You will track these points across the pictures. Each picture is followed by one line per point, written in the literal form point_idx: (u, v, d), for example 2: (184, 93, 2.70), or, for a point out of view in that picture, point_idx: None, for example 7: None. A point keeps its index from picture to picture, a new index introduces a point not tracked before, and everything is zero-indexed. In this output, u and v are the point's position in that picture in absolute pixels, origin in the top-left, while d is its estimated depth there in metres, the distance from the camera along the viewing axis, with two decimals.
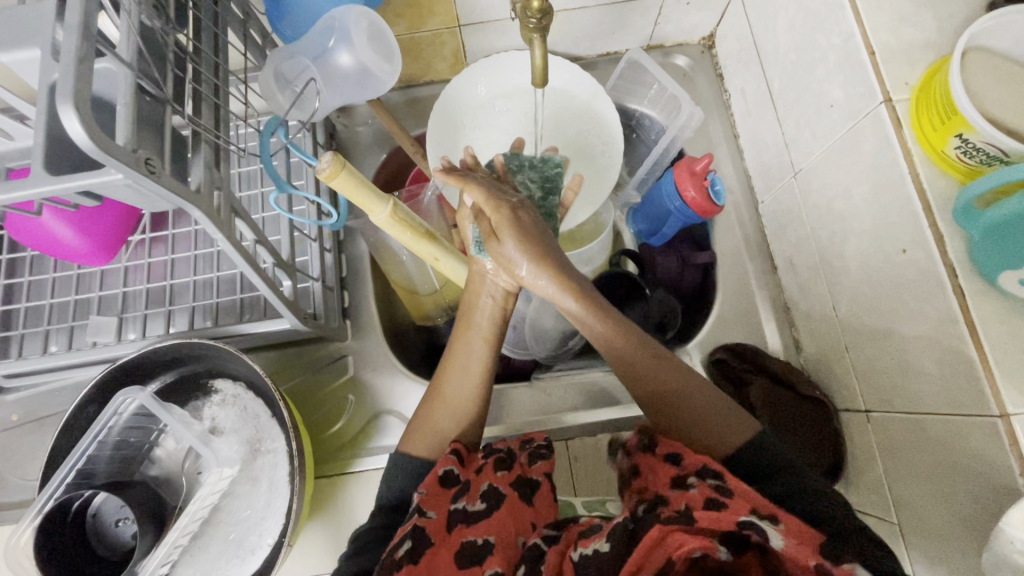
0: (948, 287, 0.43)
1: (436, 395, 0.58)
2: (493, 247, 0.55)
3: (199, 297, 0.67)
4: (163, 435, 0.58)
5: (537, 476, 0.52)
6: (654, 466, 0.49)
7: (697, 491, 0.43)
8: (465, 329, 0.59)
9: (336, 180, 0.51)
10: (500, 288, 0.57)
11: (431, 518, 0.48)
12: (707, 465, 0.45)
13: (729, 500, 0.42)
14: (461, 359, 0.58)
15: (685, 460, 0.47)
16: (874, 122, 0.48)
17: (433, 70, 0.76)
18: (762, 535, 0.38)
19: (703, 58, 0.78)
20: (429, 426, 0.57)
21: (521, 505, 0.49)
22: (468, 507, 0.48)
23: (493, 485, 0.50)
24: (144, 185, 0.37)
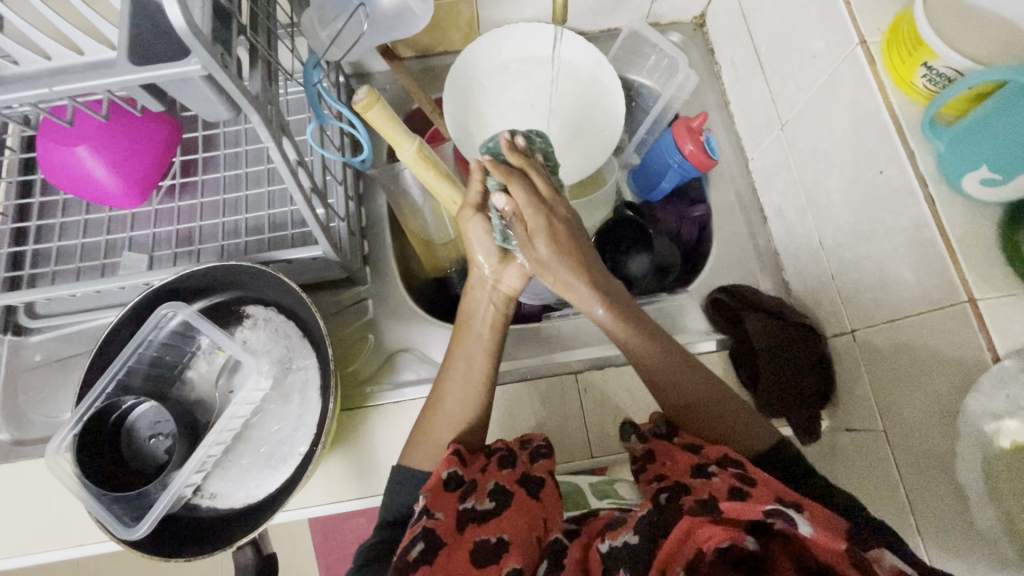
0: (919, 196, 0.49)
1: (435, 405, 0.59)
2: (489, 250, 0.58)
3: (226, 239, 0.70)
4: (195, 357, 0.60)
5: (541, 474, 0.53)
6: (672, 452, 0.52)
7: (720, 479, 0.46)
8: (466, 335, 0.60)
9: (371, 110, 0.56)
10: (499, 293, 0.59)
11: (439, 519, 0.47)
12: (727, 455, 0.49)
13: (753, 488, 0.43)
14: (462, 365, 0.59)
15: (706, 449, 0.51)
16: (851, 63, 0.55)
17: (448, 39, 0.82)
18: (789, 522, 0.38)
19: (695, 35, 0.86)
20: (431, 436, 0.57)
21: (530, 502, 0.50)
22: (478, 506, 0.49)
23: (499, 484, 0.51)
24: (215, 80, 0.41)
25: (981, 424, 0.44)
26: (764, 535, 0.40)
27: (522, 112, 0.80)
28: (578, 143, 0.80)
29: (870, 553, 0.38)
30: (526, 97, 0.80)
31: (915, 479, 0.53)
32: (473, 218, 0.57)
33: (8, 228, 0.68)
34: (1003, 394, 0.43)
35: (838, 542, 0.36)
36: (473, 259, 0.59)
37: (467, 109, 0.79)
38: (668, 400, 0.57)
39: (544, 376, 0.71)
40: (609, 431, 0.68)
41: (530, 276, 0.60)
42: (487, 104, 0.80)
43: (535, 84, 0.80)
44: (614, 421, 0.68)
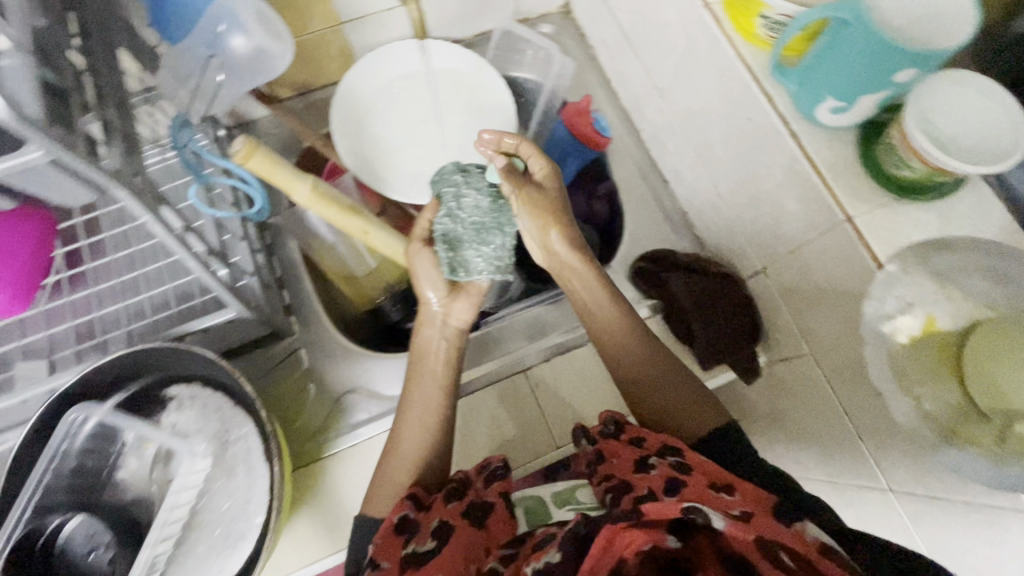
0: (785, 134, 0.53)
1: (395, 441, 0.59)
2: (436, 285, 0.61)
3: (134, 323, 0.66)
4: (123, 456, 0.56)
5: (490, 498, 0.53)
6: (618, 449, 0.54)
7: (658, 472, 0.48)
8: (417, 371, 0.62)
9: (251, 159, 0.54)
10: (449, 327, 0.62)
11: (385, 568, 0.47)
12: (666, 444, 0.52)
13: (688, 479, 0.46)
14: (419, 403, 0.60)
15: (647, 441, 0.53)
16: (702, 24, 0.59)
17: (324, 71, 0.80)
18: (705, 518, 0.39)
19: (566, 22, 0.88)
20: (389, 480, 0.57)
21: (472, 532, 0.49)
22: (420, 547, 0.48)
23: (442, 520, 0.50)
24: (64, 165, 0.38)
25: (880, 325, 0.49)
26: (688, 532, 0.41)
27: (416, 128, 0.80)
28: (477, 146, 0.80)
29: (796, 528, 0.40)
30: (415, 111, 0.80)
31: (843, 391, 0.57)
32: (421, 250, 0.62)
33: None
34: (892, 295, 0.48)
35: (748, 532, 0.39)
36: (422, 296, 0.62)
37: (359, 136, 0.78)
38: (627, 375, 0.62)
39: (496, 379, 0.71)
40: (568, 419, 0.69)
41: (478, 305, 0.63)
42: (378, 126, 0.79)
43: (422, 98, 0.80)
44: (572, 408, 0.69)
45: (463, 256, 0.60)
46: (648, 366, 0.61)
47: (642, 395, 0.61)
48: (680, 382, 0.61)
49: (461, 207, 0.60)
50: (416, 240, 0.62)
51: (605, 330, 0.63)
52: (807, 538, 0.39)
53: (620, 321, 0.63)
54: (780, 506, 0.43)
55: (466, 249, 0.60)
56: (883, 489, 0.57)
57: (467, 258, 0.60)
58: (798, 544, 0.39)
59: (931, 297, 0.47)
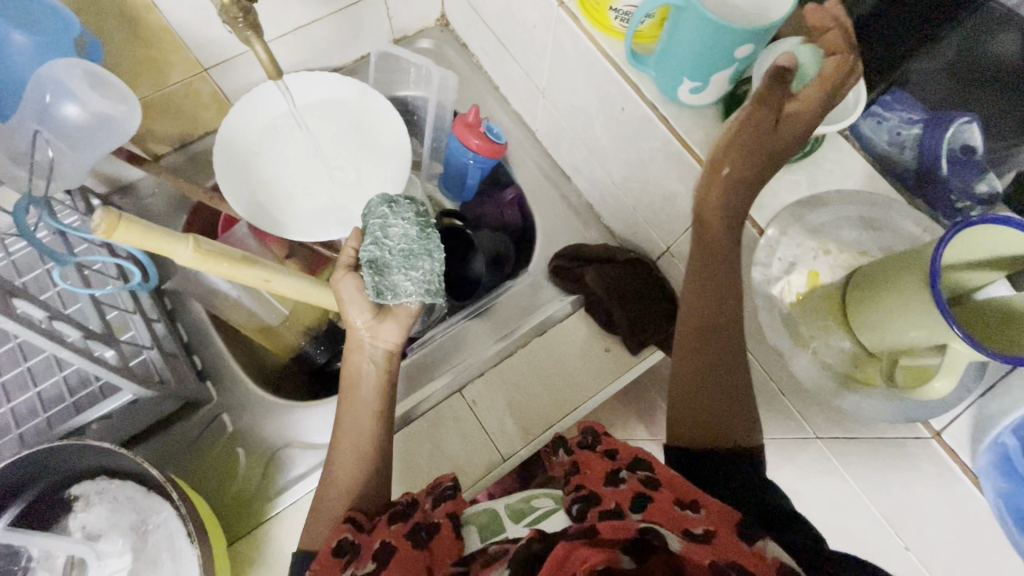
0: (655, 119, 0.55)
1: (330, 474, 0.55)
2: (356, 307, 0.56)
3: (24, 423, 0.59)
4: (30, 572, 0.52)
5: (438, 518, 0.49)
6: (591, 461, 0.49)
7: (627, 487, 0.44)
8: (350, 400, 0.57)
9: (115, 233, 0.50)
10: (378, 349, 0.57)
11: None
12: (638, 455, 0.48)
13: (656, 495, 0.43)
14: (351, 433, 0.56)
15: (621, 454, 0.49)
16: (562, 23, 0.59)
17: (199, 120, 0.76)
18: (659, 537, 0.38)
19: (445, 34, 0.88)
20: (321, 513, 0.53)
21: (413, 553, 0.45)
22: (358, 572, 0.44)
23: (385, 541, 0.46)
24: None
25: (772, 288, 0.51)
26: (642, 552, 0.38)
27: (308, 162, 0.77)
28: (374, 170, 0.78)
29: (757, 546, 0.38)
30: (305, 146, 0.77)
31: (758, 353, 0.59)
32: (346, 276, 0.57)
33: None
34: (776, 258, 0.50)
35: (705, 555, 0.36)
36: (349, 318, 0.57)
37: (248, 179, 0.74)
38: (703, 338, 0.50)
39: (433, 403, 0.69)
40: (511, 430, 0.68)
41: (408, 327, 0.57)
42: (267, 167, 0.76)
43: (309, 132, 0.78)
44: (512, 417, 0.68)
45: (392, 278, 0.55)
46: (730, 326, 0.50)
47: (714, 375, 0.50)
48: (731, 381, 0.50)
49: (388, 236, 0.57)
50: (341, 268, 0.57)
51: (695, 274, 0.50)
52: (768, 558, 0.37)
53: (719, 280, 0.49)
54: (745, 523, 0.40)
55: (393, 271, 0.56)
56: (811, 437, 0.59)
57: (396, 281, 0.55)
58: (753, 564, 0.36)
59: (811, 253, 0.49)
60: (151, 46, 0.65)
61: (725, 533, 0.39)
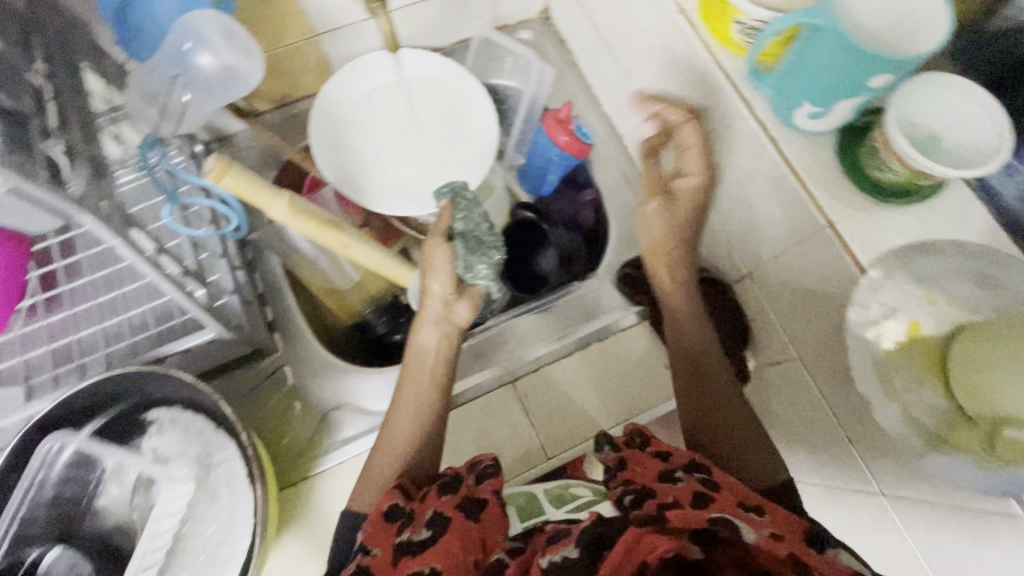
0: (764, 140, 0.53)
1: (381, 437, 0.59)
2: (443, 278, 0.60)
3: (112, 344, 0.64)
4: (103, 484, 0.55)
5: (485, 494, 0.49)
6: (642, 461, 0.52)
7: (685, 484, 0.47)
8: (410, 368, 0.61)
9: (224, 177, 0.53)
10: (449, 324, 0.61)
11: (375, 555, 0.45)
12: (693, 461, 0.51)
13: (716, 496, 0.45)
14: (406, 398, 0.59)
15: (674, 457, 0.52)
16: (678, 31, 0.58)
17: (302, 83, 0.79)
18: (734, 530, 0.39)
19: (545, 28, 0.88)
20: (371, 475, 0.56)
21: (467, 525, 0.46)
22: (414, 537, 0.46)
23: (437, 511, 0.47)
24: (22, 191, 0.37)
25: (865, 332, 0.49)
26: (710, 543, 0.38)
27: (399, 138, 0.79)
28: (460, 155, 0.78)
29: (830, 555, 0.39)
30: (396, 121, 0.79)
31: (830, 393, 0.57)
32: (437, 244, 0.60)
33: None
34: (876, 302, 0.48)
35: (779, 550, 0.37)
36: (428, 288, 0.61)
37: (340, 147, 0.77)
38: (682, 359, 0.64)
39: (487, 391, 0.70)
40: (558, 431, 0.68)
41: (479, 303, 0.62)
42: (359, 137, 0.78)
43: (402, 108, 0.79)
44: (563, 418, 0.68)
45: (472, 258, 0.59)
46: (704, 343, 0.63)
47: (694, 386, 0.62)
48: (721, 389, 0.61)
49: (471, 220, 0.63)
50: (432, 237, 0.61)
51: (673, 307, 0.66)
52: (838, 562, 0.38)
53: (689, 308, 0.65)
54: (814, 533, 0.43)
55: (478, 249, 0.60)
56: (874, 492, 0.57)
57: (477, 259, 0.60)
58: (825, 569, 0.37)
59: (913, 301, 0.47)
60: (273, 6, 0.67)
61: (790, 536, 0.41)
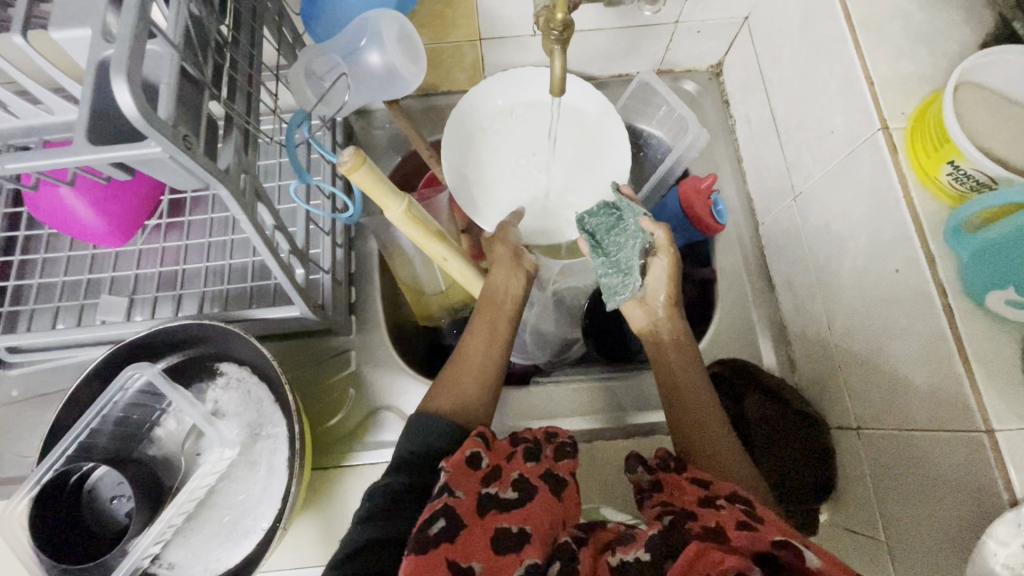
0: (937, 305, 0.45)
1: (458, 367, 0.57)
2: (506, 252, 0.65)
3: (210, 283, 0.68)
4: (165, 415, 0.58)
5: (563, 473, 0.48)
6: (680, 484, 0.50)
7: (727, 512, 0.43)
8: (486, 308, 0.61)
9: (356, 173, 0.52)
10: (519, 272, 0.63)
11: (460, 498, 0.44)
12: (737, 492, 0.46)
13: (761, 525, 0.41)
14: (483, 334, 0.59)
15: (715, 484, 0.48)
16: (871, 147, 0.51)
17: (451, 80, 0.79)
18: (796, 556, 0.36)
19: (711, 84, 0.82)
20: (451, 394, 0.55)
21: (552, 500, 0.45)
22: (499, 494, 0.45)
23: (522, 475, 0.46)
24: (181, 161, 0.38)
25: None
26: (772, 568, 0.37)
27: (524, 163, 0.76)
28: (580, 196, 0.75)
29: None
30: (530, 142, 0.76)
31: None
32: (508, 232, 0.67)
33: None
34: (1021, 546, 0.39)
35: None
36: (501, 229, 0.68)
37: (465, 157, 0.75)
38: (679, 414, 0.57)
39: None
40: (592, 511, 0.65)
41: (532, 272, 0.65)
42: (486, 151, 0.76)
43: (540, 130, 0.76)
44: (598, 496, 0.65)
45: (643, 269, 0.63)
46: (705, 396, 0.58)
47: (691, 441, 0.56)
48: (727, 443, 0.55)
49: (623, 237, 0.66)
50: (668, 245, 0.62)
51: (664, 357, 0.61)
52: None
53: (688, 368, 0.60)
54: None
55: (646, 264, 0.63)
56: None
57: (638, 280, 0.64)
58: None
59: None
60: (449, 5, 0.67)
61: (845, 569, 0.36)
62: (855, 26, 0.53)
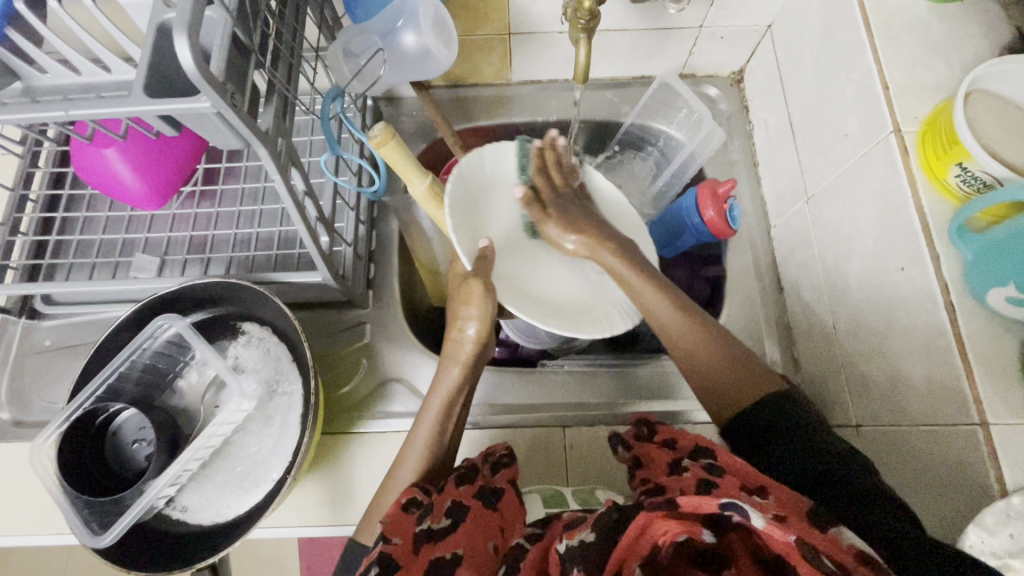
0: (940, 303, 0.46)
1: (390, 476, 0.57)
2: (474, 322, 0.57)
3: (237, 250, 0.72)
4: (187, 368, 0.61)
5: (500, 484, 0.56)
6: (653, 453, 0.55)
7: (690, 473, 0.47)
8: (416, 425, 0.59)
9: (385, 146, 0.55)
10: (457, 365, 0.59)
11: (396, 543, 0.47)
12: (698, 443, 0.51)
13: (720, 480, 0.45)
14: (411, 446, 0.58)
15: (680, 442, 0.54)
16: (883, 149, 0.53)
17: (479, 72, 0.82)
18: (743, 515, 0.38)
19: (732, 90, 0.84)
20: (377, 510, 0.56)
21: (486, 513, 0.52)
22: (433, 525, 0.49)
23: (456, 500, 0.52)
24: (227, 118, 0.41)
25: None
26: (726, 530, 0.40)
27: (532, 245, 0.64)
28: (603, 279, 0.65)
29: (831, 534, 0.39)
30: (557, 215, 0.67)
31: None
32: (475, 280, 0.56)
33: (35, 217, 0.71)
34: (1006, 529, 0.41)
35: (787, 533, 0.37)
36: (460, 302, 0.57)
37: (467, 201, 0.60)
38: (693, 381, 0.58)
39: (529, 425, 0.69)
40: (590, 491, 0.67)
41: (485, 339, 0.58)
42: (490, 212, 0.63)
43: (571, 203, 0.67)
44: (596, 476, 0.67)
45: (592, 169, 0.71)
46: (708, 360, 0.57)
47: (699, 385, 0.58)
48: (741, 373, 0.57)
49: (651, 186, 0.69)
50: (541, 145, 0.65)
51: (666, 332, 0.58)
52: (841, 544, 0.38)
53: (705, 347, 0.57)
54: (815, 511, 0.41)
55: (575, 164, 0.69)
56: None
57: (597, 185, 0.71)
58: (837, 552, 0.37)
59: None
60: None
61: (793, 515, 0.40)
62: (873, 34, 0.55)
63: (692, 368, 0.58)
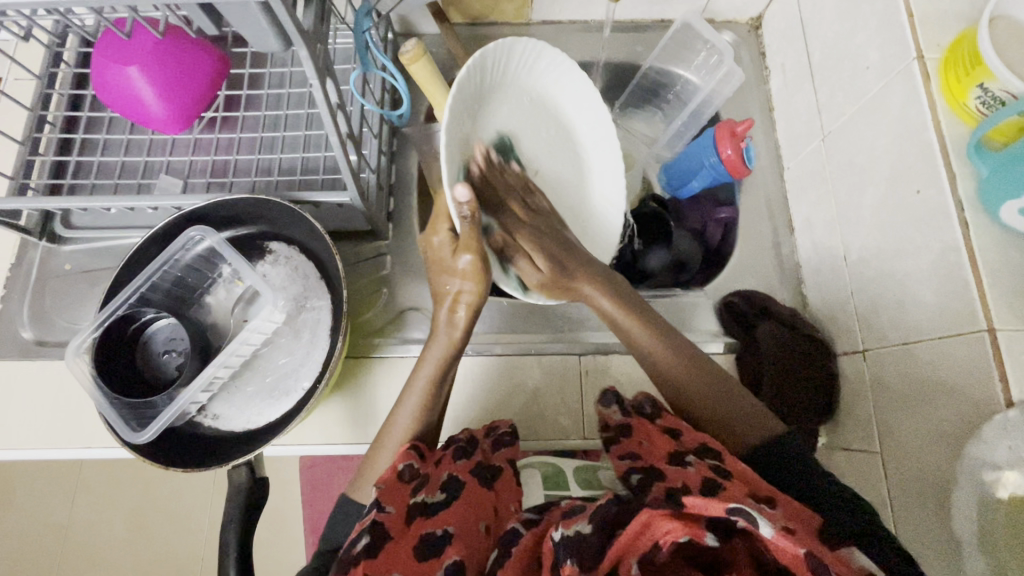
0: (953, 218, 0.48)
1: (383, 437, 0.58)
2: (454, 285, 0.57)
3: (260, 175, 0.72)
4: (216, 284, 0.62)
5: (500, 462, 0.56)
6: (651, 433, 0.53)
7: (695, 469, 0.46)
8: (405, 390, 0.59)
9: (417, 62, 0.61)
10: (448, 333, 0.58)
11: (389, 513, 0.47)
12: (704, 444, 0.49)
13: (727, 483, 0.44)
14: (408, 398, 0.58)
15: (685, 437, 0.51)
16: (905, 76, 0.54)
17: (500, 10, 0.81)
18: (751, 523, 0.35)
19: (749, 36, 0.84)
20: (371, 470, 0.57)
21: (481, 490, 0.52)
22: (427, 499, 0.50)
23: (452, 475, 0.53)
24: (270, 9, 0.41)
25: (981, 471, 0.44)
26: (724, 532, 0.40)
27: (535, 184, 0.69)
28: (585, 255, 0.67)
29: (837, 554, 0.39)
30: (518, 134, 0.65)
31: (904, 508, 0.53)
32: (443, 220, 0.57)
33: (54, 137, 0.70)
34: (1005, 444, 0.42)
35: (797, 547, 0.36)
36: (452, 263, 0.55)
37: (478, 104, 0.59)
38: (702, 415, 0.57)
39: (547, 354, 0.71)
40: None
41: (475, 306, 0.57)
42: (496, 115, 0.62)
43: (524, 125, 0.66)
44: None
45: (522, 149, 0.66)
46: (684, 377, 0.58)
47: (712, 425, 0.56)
48: (720, 390, 0.57)
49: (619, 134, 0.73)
50: None
51: (656, 364, 0.59)
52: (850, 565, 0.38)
53: (672, 358, 0.58)
54: (827, 529, 0.42)
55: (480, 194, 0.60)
56: None
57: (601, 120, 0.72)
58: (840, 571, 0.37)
59: None
60: None
61: (802, 530, 0.40)
62: None
63: (694, 416, 0.57)
